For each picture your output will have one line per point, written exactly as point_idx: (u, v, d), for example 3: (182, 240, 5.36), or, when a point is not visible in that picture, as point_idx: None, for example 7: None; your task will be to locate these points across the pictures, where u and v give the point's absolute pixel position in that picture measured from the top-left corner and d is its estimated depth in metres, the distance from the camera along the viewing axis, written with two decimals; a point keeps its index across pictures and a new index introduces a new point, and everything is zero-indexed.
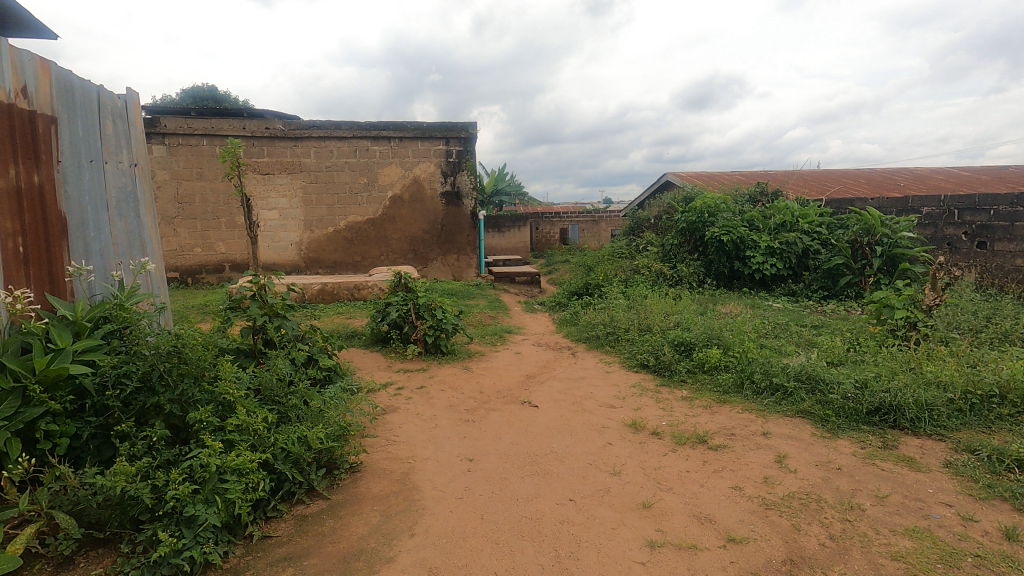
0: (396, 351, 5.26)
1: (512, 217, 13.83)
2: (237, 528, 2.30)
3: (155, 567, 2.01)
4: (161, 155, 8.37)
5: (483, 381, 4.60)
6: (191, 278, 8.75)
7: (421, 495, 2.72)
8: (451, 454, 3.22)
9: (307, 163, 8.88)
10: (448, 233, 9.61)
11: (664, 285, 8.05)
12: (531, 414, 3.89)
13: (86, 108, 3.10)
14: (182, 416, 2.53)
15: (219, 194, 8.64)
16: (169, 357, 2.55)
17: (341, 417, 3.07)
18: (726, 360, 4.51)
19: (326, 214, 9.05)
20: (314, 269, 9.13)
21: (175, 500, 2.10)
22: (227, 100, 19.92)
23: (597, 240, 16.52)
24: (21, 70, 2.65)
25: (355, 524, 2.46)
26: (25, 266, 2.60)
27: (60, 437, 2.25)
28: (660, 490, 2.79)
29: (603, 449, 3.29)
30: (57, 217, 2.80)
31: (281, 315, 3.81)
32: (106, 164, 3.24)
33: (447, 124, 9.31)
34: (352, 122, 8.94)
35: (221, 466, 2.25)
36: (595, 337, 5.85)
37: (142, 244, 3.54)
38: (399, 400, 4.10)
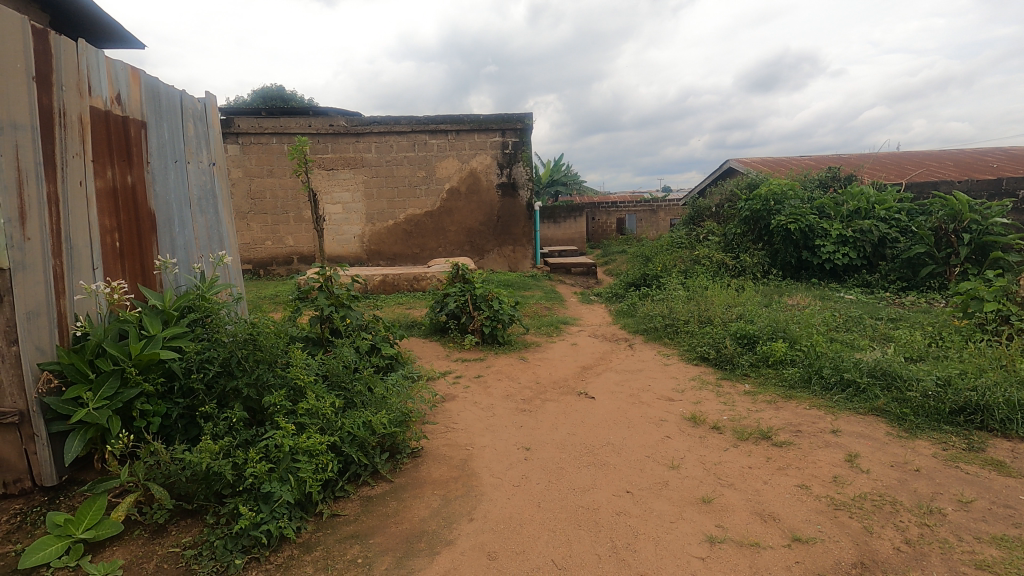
0: (454, 341, 5.38)
1: (568, 207, 13.76)
2: (308, 505, 2.44)
3: (237, 538, 2.17)
4: (235, 154, 8.87)
5: (539, 372, 4.63)
6: (263, 270, 9.27)
7: (479, 482, 2.79)
8: (509, 443, 3.27)
9: (368, 158, 9.17)
10: (504, 225, 9.67)
11: (726, 276, 7.78)
12: (588, 405, 3.88)
13: (171, 112, 3.34)
14: (258, 399, 2.69)
15: (288, 190, 9.07)
16: (246, 344, 2.73)
17: (403, 403, 3.20)
18: (793, 354, 4.34)
19: (387, 207, 9.32)
20: (376, 261, 9.44)
21: (253, 477, 2.26)
22: (293, 99, 20.84)
23: (656, 230, 16.14)
24: (116, 79, 2.87)
25: (417, 506, 2.55)
26: (122, 260, 2.85)
27: (153, 416, 2.46)
28: (721, 485, 2.72)
29: (661, 442, 3.25)
30: (147, 214, 3.04)
31: (346, 305, 3.99)
32: (188, 163, 3.48)
33: (503, 116, 9.34)
34: (411, 116, 9.11)
35: (293, 447, 2.39)
36: (653, 329, 5.75)
37: (220, 238, 3.80)
38: (458, 389, 4.20)
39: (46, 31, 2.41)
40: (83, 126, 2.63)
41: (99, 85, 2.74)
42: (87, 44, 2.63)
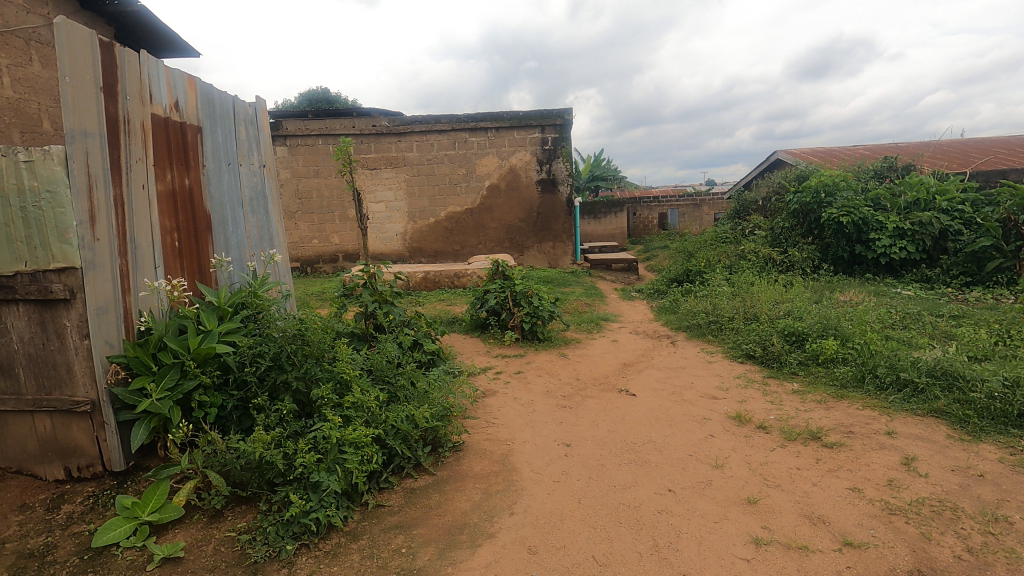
0: (494, 337, 5.43)
1: (608, 203, 13.60)
2: (355, 495, 2.52)
3: (288, 525, 2.26)
4: (283, 156, 9.18)
5: (580, 368, 4.62)
6: (310, 268, 9.57)
7: (520, 477, 2.81)
8: (549, 439, 3.28)
9: (410, 157, 9.32)
10: (544, 221, 9.66)
11: (773, 271, 7.53)
12: (629, 402, 3.85)
13: (224, 117, 3.50)
14: (306, 392, 2.79)
15: (333, 190, 9.32)
16: (295, 339, 2.84)
17: (444, 398, 3.25)
18: (845, 352, 4.18)
19: (428, 205, 9.46)
20: (417, 258, 9.60)
21: (303, 467, 2.34)
22: (337, 101, 21.39)
23: (699, 225, 15.77)
24: (174, 87, 3.03)
25: (459, 499, 2.60)
26: (180, 259, 3.00)
27: (210, 407, 2.59)
28: (768, 486, 2.66)
29: (704, 441, 3.19)
30: (202, 215, 3.20)
31: (389, 301, 4.08)
32: (240, 166, 3.65)
33: (543, 112, 9.32)
34: (451, 115, 9.20)
35: (340, 439, 2.48)
36: (697, 326, 5.63)
37: (270, 237, 3.97)
38: (498, 385, 4.23)
39: (111, 43, 2.55)
40: (145, 132, 2.78)
41: (159, 93, 2.89)
42: (148, 55, 2.78)
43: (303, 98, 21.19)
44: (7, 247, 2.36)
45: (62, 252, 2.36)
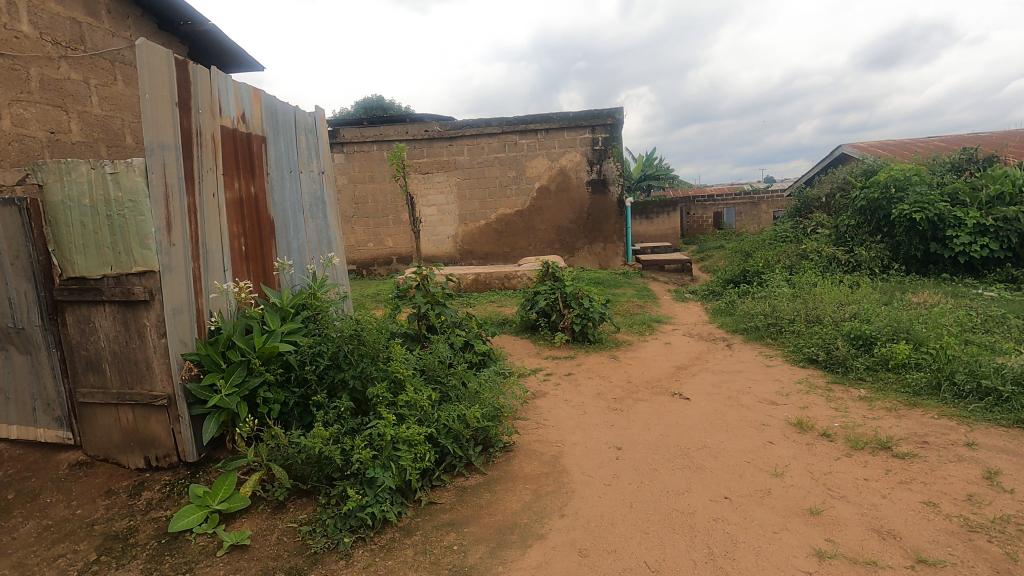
0: (544, 338, 5.43)
1: (660, 203, 13.34)
2: (408, 492, 2.58)
3: (346, 518, 2.34)
4: (341, 162, 9.52)
5: (631, 371, 4.55)
6: (366, 270, 9.88)
7: (570, 479, 2.80)
8: (600, 442, 3.25)
9: (461, 161, 9.46)
10: (594, 222, 9.58)
11: (837, 271, 7.17)
12: (682, 406, 3.76)
13: (287, 127, 3.68)
14: (363, 390, 2.88)
15: (387, 194, 9.59)
16: (352, 339, 2.94)
17: (495, 399, 3.29)
18: (918, 357, 3.93)
19: (479, 207, 9.58)
20: (468, 260, 9.74)
21: (359, 463, 2.43)
22: (392, 108, 21.96)
23: (757, 223, 15.20)
24: (241, 100, 3.21)
25: (509, 499, 2.62)
26: (247, 262, 3.18)
27: (274, 403, 2.72)
28: (832, 497, 2.53)
29: (763, 448, 3.07)
30: (266, 221, 3.37)
31: (441, 303, 4.16)
32: (301, 173, 3.82)
33: (593, 112, 9.24)
34: (502, 118, 9.27)
35: (394, 436, 2.54)
36: (754, 328, 5.43)
37: (328, 241, 4.14)
38: (548, 386, 4.23)
39: (186, 62, 2.74)
40: (215, 144, 2.96)
41: (227, 106, 3.07)
42: (218, 71, 2.96)
43: (359, 106, 21.92)
44: (96, 252, 2.57)
45: (143, 257, 2.54)
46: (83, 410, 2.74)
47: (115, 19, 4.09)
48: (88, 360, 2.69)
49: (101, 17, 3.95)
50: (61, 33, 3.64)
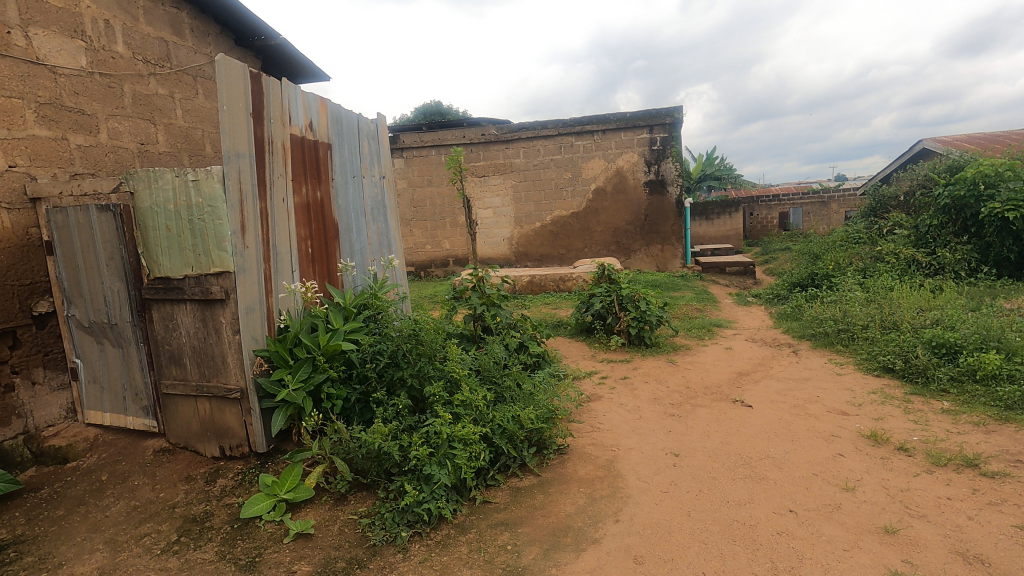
0: (600, 341, 5.37)
1: (722, 203, 12.92)
2: (463, 490, 2.62)
3: (403, 513, 2.41)
4: (401, 167, 9.80)
5: (690, 376, 4.42)
6: (424, 272, 10.12)
7: (625, 484, 2.76)
8: (657, 447, 3.18)
9: (517, 164, 9.52)
10: (652, 224, 9.40)
11: (917, 275, 6.70)
12: (745, 413, 3.62)
13: (351, 134, 3.84)
14: (420, 389, 2.94)
15: (444, 198, 9.78)
16: (410, 338, 3.02)
17: (550, 401, 3.28)
18: (1011, 368, 3.61)
19: (534, 210, 9.60)
20: (524, 262, 9.79)
21: (417, 459, 2.49)
22: (450, 113, 22.41)
23: (827, 224, 14.43)
24: (309, 109, 3.37)
25: (563, 502, 2.60)
26: (313, 263, 3.34)
27: (336, 398, 2.83)
28: (910, 516, 2.37)
29: (832, 460, 2.91)
30: (330, 224, 3.53)
31: (497, 304, 4.21)
32: (363, 178, 3.97)
33: (651, 111, 9.07)
34: (558, 120, 9.25)
35: (450, 435, 2.59)
36: (823, 334, 5.16)
37: (387, 243, 4.28)
38: (603, 389, 4.18)
39: (259, 74, 2.90)
40: (286, 151, 3.12)
41: (296, 115, 3.23)
42: (288, 82, 3.12)
43: (418, 112, 22.54)
44: (179, 253, 2.76)
45: (220, 258, 2.70)
46: (166, 400, 2.95)
47: (197, 37, 4.37)
48: (171, 354, 2.89)
49: (185, 35, 4.25)
50: (151, 52, 3.93)
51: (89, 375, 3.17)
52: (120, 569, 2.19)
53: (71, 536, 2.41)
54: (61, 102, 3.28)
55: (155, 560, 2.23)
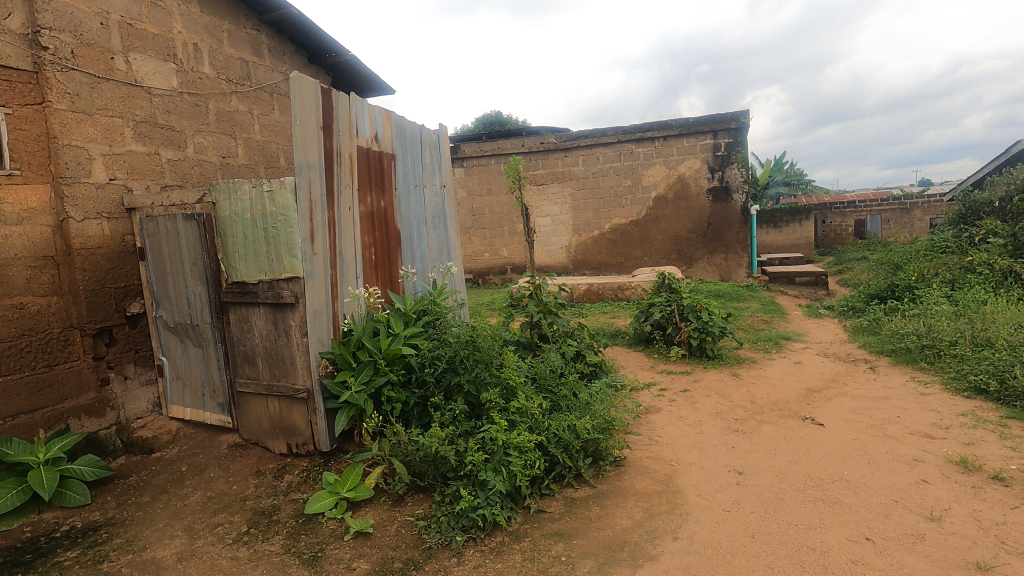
0: (659, 352, 5.24)
1: (791, 210, 12.34)
2: (518, 498, 2.62)
3: (458, 517, 2.43)
4: (461, 176, 10.00)
5: (755, 390, 4.23)
6: (482, 279, 10.24)
7: (685, 501, 2.67)
8: (719, 464, 3.05)
9: (576, 172, 9.49)
10: (715, 232, 9.10)
11: (1015, 288, 6.12)
12: (815, 432, 3.42)
13: (413, 145, 3.96)
14: (477, 395, 2.97)
15: (503, 206, 9.89)
16: (468, 345, 3.06)
17: (607, 411, 3.23)
18: None
19: (593, 217, 9.52)
20: (581, 270, 9.71)
21: (472, 465, 2.51)
22: (509, 123, 22.69)
23: (909, 232, 13.47)
24: (375, 121, 3.50)
25: (620, 515, 2.55)
26: (376, 270, 3.46)
27: (396, 401, 2.91)
28: (1007, 552, 2.15)
29: (914, 486, 2.70)
30: (393, 232, 3.65)
31: (554, 312, 4.20)
32: (424, 187, 4.08)
33: (716, 116, 8.80)
34: (618, 127, 9.16)
35: (506, 441, 2.60)
36: (905, 350, 4.81)
37: (446, 250, 4.38)
38: (663, 402, 4.07)
39: (330, 89, 3.05)
40: (353, 162, 3.26)
41: (363, 128, 3.37)
42: (356, 96, 3.26)
43: (479, 122, 22.95)
44: (255, 260, 2.93)
45: (290, 264, 2.84)
46: (240, 398, 3.13)
47: (274, 56, 4.64)
48: (245, 354, 3.07)
49: (264, 54, 4.51)
50: (233, 71, 4.21)
51: (173, 372, 3.41)
52: (195, 555, 2.33)
53: (154, 521, 2.60)
54: (155, 120, 3.58)
55: (227, 549, 2.36)
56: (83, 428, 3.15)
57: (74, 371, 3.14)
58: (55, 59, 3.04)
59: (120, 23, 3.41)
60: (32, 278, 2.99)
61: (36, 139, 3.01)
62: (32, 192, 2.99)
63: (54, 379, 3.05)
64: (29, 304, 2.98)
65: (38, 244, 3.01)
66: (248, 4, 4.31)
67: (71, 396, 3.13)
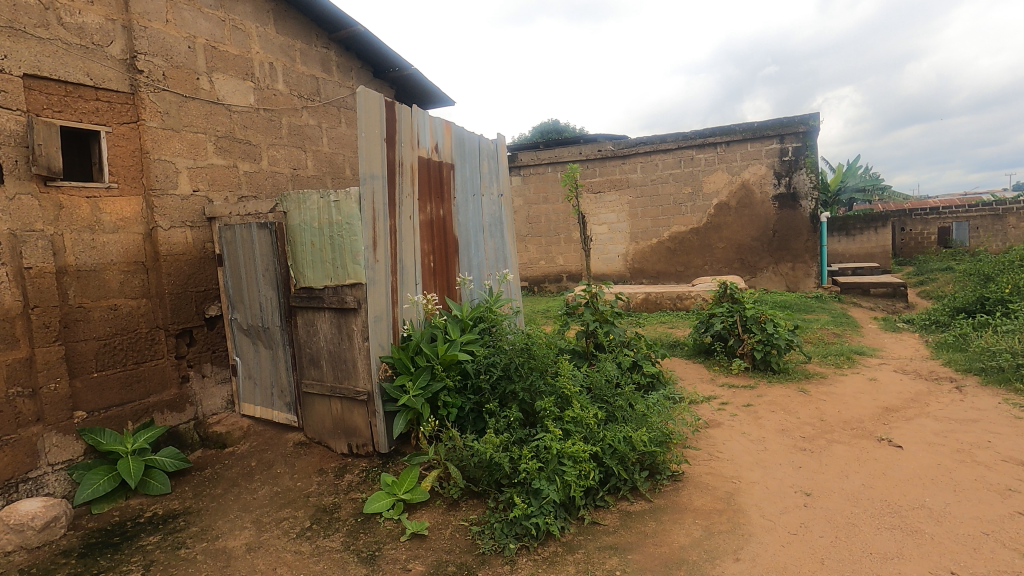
0: (720, 364, 5.07)
1: (865, 217, 11.65)
2: (572, 508, 2.59)
3: (512, 525, 2.44)
4: (518, 185, 10.10)
5: (825, 408, 4.00)
6: (538, 287, 10.26)
7: (747, 520, 2.56)
8: (785, 484, 2.91)
9: (634, 179, 9.36)
10: (782, 240, 8.72)
11: None
12: (892, 455, 3.20)
13: (472, 155, 4.04)
14: (531, 403, 2.97)
15: (560, 214, 9.89)
16: (523, 352, 3.08)
17: (664, 424, 3.14)
18: None
19: (651, 225, 9.35)
20: (639, 279, 9.54)
21: (526, 473, 2.52)
22: (566, 132, 22.70)
23: (1003, 240, 12.39)
24: (436, 132, 3.60)
25: (677, 532, 2.47)
26: (434, 277, 3.54)
27: (452, 407, 2.96)
28: None
29: (1008, 518, 2.47)
30: (451, 240, 3.73)
31: (610, 321, 4.14)
32: (481, 196, 4.16)
33: (783, 120, 8.45)
34: (678, 133, 8.97)
35: (560, 450, 2.59)
36: (997, 369, 4.41)
37: (503, 258, 4.43)
38: (723, 416, 3.92)
39: (393, 102, 3.16)
40: (414, 173, 3.36)
41: (424, 139, 3.47)
42: (418, 109, 3.37)
43: (536, 131, 23.10)
44: (321, 266, 3.07)
45: (354, 271, 2.96)
46: (306, 398, 3.28)
47: (342, 72, 4.86)
48: (311, 357, 3.21)
49: (332, 71, 4.73)
50: (304, 88, 4.45)
51: (245, 371, 3.61)
52: (263, 547, 2.45)
53: (226, 513, 2.75)
54: (234, 135, 3.83)
55: (292, 543, 2.46)
56: (165, 422, 3.40)
57: (158, 368, 3.39)
58: (149, 81, 3.32)
59: (205, 46, 3.68)
60: (125, 282, 3.25)
61: (131, 155, 3.29)
62: (126, 204, 3.27)
63: (142, 375, 3.31)
64: (122, 305, 3.24)
65: (131, 250, 3.28)
66: (319, 24, 4.53)
67: (156, 391, 3.38)
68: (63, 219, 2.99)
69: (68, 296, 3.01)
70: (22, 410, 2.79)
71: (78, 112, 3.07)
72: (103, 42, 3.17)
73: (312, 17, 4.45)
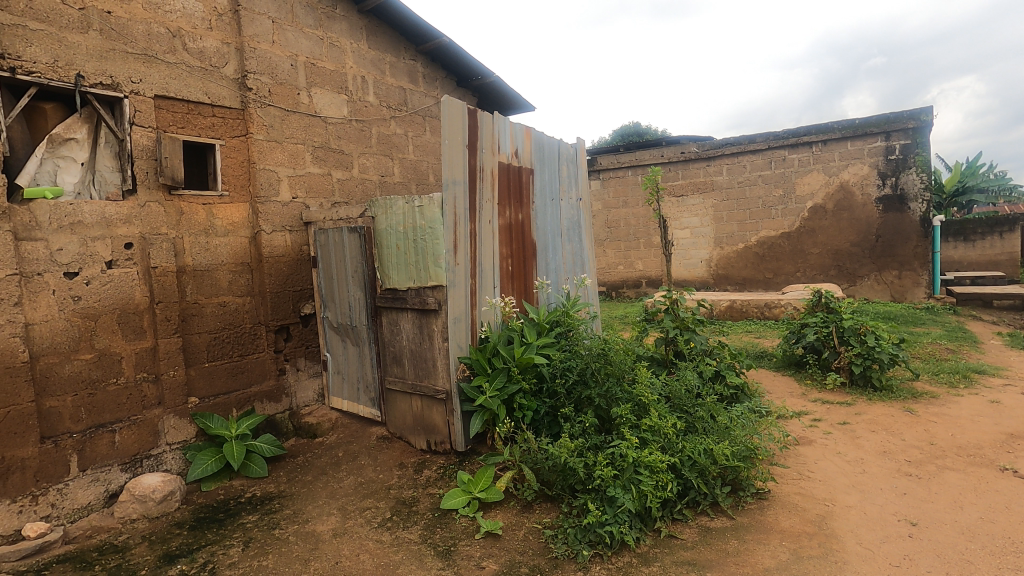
0: (813, 378, 4.75)
1: (988, 220, 10.46)
2: (648, 519, 2.53)
3: (585, 531, 2.42)
4: (597, 189, 10.03)
5: (935, 430, 3.63)
6: (615, 292, 10.09)
7: (841, 547, 2.37)
8: (886, 511, 2.67)
9: (719, 181, 8.99)
10: (886, 245, 8.02)
11: None
12: (1017, 487, 2.84)
13: (551, 159, 4.06)
14: (607, 409, 2.93)
15: (640, 218, 9.69)
16: (600, 358, 3.05)
17: (749, 438, 3.00)
18: None
19: (737, 230, 8.93)
20: (723, 286, 9.14)
21: (601, 480, 2.49)
22: (647, 134, 22.18)
23: None
24: (516, 138, 3.67)
25: (762, 553, 2.34)
26: (512, 280, 3.60)
27: (527, 409, 2.99)
28: None
29: None
30: (529, 244, 3.77)
31: (691, 329, 3.98)
32: (560, 201, 4.18)
33: (889, 115, 7.78)
34: (769, 133, 8.52)
35: (637, 459, 2.53)
36: None
37: (581, 262, 4.42)
38: (816, 434, 3.67)
39: (475, 109, 3.25)
40: (494, 178, 3.44)
41: (504, 144, 3.54)
42: (499, 115, 3.44)
43: (616, 135, 22.81)
44: (405, 269, 3.20)
45: (435, 273, 3.06)
46: (389, 394, 3.43)
47: (429, 83, 5.04)
48: (394, 355, 3.36)
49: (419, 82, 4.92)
50: (393, 99, 4.66)
51: (335, 367, 3.84)
52: (348, 533, 2.60)
53: (315, 499, 2.93)
54: (329, 145, 4.09)
55: (374, 532, 2.59)
56: (264, 410, 3.68)
57: (259, 361, 3.68)
58: (257, 97, 3.64)
59: (306, 64, 3.96)
60: (233, 281, 3.56)
61: (241, 165, 3.61)
62: (235, 209, 3.58)
63: (245, 366, 3.61)
64: (230, 302, 3.55)
65: (238, 252, 3.58)
66: (407, 38, 4.74)
67: (257, 382, 3.67)
68: (183, 223, 3.33)
69: (186, 293, 3.34)
70: (147, 393, 3.13)
71: (197, 128, 3.42)
72: (220, 63, 3.51)
73: (400, 31, 4.65)
